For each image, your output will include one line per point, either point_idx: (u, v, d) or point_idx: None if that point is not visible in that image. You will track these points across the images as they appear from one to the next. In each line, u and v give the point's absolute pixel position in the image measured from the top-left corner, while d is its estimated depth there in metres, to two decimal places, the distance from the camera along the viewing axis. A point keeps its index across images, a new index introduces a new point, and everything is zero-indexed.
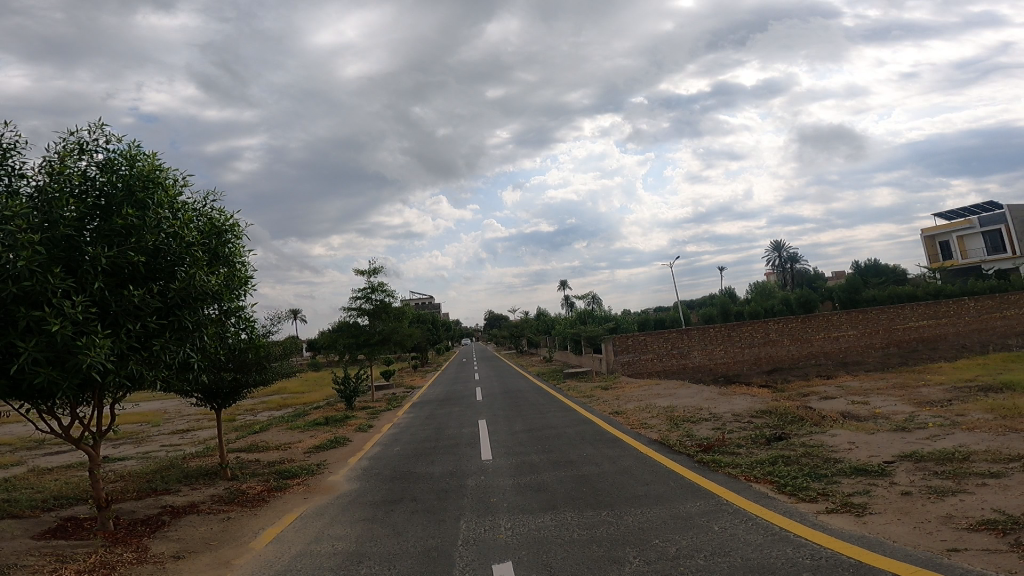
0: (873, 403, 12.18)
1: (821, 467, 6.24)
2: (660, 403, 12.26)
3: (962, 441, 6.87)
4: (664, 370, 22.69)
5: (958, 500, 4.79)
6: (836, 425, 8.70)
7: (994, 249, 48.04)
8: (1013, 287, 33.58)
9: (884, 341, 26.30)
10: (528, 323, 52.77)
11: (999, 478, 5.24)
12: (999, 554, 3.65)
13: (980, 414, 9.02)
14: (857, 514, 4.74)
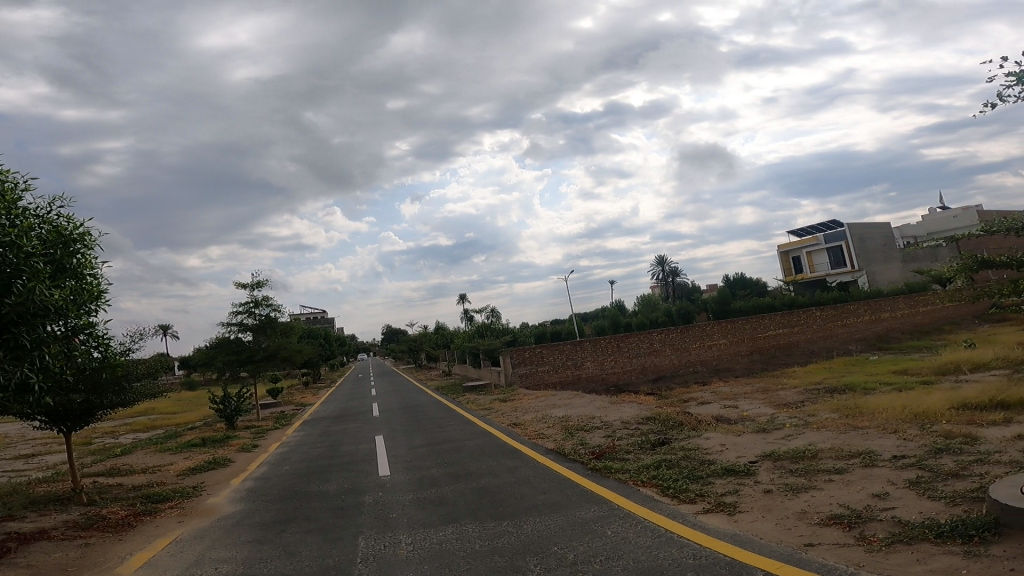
0: (741, 406, 13.46)
1: (698, 469, 6.79)
2: (556, 412, 12.72)
3: (812, 440, 7.80)
4: (559, 381, 23.36)
5: (810, 496, 5.44)
6: (709, 428, 9.50)
7: (836, 263, 54.79)
8: (851, 298, 38.56)
9: (750, 348, 29.10)
10: (427, 338, 52.21)
11: (841, 473, 6.02)
12: (846, 548, 4.19)
13: (827, 414, 10.29)
14: (729, 512, 5.24)
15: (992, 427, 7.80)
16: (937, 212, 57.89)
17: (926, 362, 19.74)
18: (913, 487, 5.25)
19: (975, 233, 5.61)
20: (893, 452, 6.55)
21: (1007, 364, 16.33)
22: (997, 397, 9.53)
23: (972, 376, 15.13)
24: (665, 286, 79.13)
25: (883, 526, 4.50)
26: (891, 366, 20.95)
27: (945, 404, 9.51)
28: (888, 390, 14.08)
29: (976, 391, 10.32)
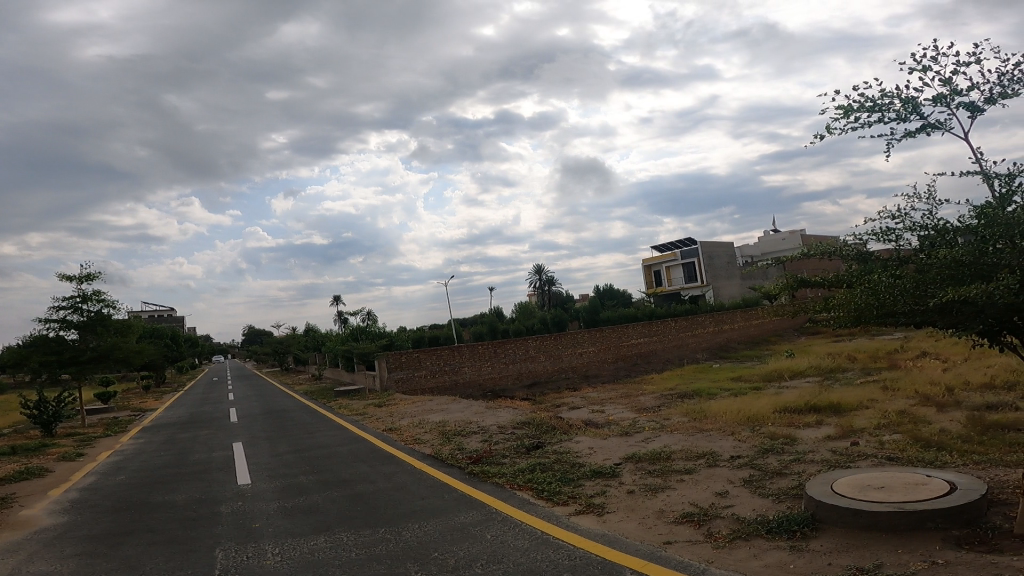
0: (608, 411, 14.39)
1: (569, 471, 7.18)
2: (433, 417, 12.68)
3: (667, 442, 8.58)
4: (436, 387, 23.23)
5: (666, 496, 6.00)
6: (579, 432, 10.06)
7: (690, 277, 60.38)
8: (700, 310, 42.77)
9: (615, 355, 31.09)
10: (295, 340, 49.27)
11: (692, 473, 6.70)
12: (698, 545, 4.69)
13: (679, 418, 11.37)
14: (598, 513, 5.61)
15: (807, 428, 9.14)
16: (771, 236, 65.94)
17: (758, 369, 22.44)
18: (747, 486, 6.00)
19: (798, 255, 6.53)
20: (732, 452, 7.42)
21: (818, 372, 19.14)
22: (811, 401, 11.17)
23: (792, 383, 17.52)
24: (540, 294, 81.97)
25: (725, 523, 5.09)
26: (732, 373, 23.52)
27: (772, 408, 10.94)
28: (728, 395, 15.84)
29: (796, 396, 12.01)
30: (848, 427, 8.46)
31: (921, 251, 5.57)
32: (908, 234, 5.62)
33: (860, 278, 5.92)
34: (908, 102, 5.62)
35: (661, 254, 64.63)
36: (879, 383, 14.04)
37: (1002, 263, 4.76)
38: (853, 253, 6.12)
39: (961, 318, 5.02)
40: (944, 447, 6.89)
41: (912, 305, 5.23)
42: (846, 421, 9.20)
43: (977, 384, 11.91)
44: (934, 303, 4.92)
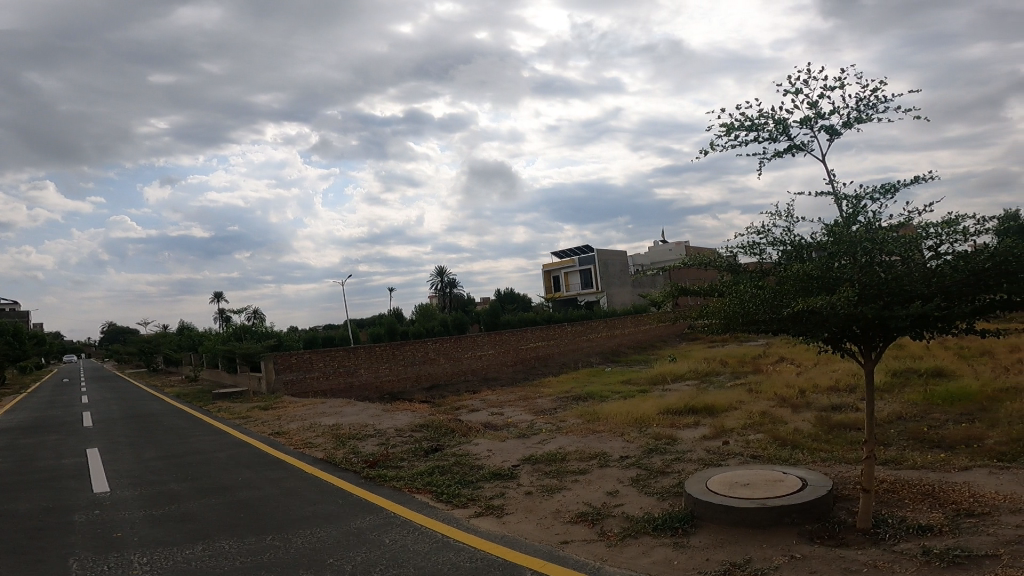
0: (506, 414, 14.60)
1: (468, 474, 7.22)
2: (325, 421, 12.19)
3: (562, 443, 8.88)
4: (329, 389, 22.32)
5: (562, 496, 6.22)
6: (478, 434, 10.14)
7: (586, 283, 62.74)
8: (595, 315, 44.60)
9: (514, 358, 31.59)
10: (168, 339, 45.09)
11: (585, 474, 6.99)
12: (593, 543, 4.91)
13: (574, 420, 11.80)
14: (497, 515, 5.70)
15: (686, 429, 9.86)
16: (661, 246, 70.13)
17: (644, 373, 23.82)
18: (635, 484, 6.39)
19: (681, 264, 7.02)
20: (621, 452, 7.86)
21: (696, 375, 20.71)
22: (689, 403, 12.06)
23: (675, 386, 18.78)
24: (441, 296, 81.32)
25: (616, 521, 5.38)
26: (621, 377, 24.77)
27: (656, 410, 11.68)
28: (619, 398, 16.62)
29: (677, 398, 12.90)
30: (721, 428, 9.24)
31: (782, 264, 6.18)
32: (771, 248, 6.21)
33: (729, 288, 6.48)
34: (779, 123, 6.18)
35: (560, 260, 66.58)
36: (747, 386, 15.44)
37: (844, 277, 5.44)
38: (725, 265, 6.68)
39: (810, 326, 5.66)
40: (798, 445, 7.74)
41: (770, 314, 5.83)
42: (720, 422, 10.04)
43: (826, 387, 13.46)
44: (787, 312, 5.53)
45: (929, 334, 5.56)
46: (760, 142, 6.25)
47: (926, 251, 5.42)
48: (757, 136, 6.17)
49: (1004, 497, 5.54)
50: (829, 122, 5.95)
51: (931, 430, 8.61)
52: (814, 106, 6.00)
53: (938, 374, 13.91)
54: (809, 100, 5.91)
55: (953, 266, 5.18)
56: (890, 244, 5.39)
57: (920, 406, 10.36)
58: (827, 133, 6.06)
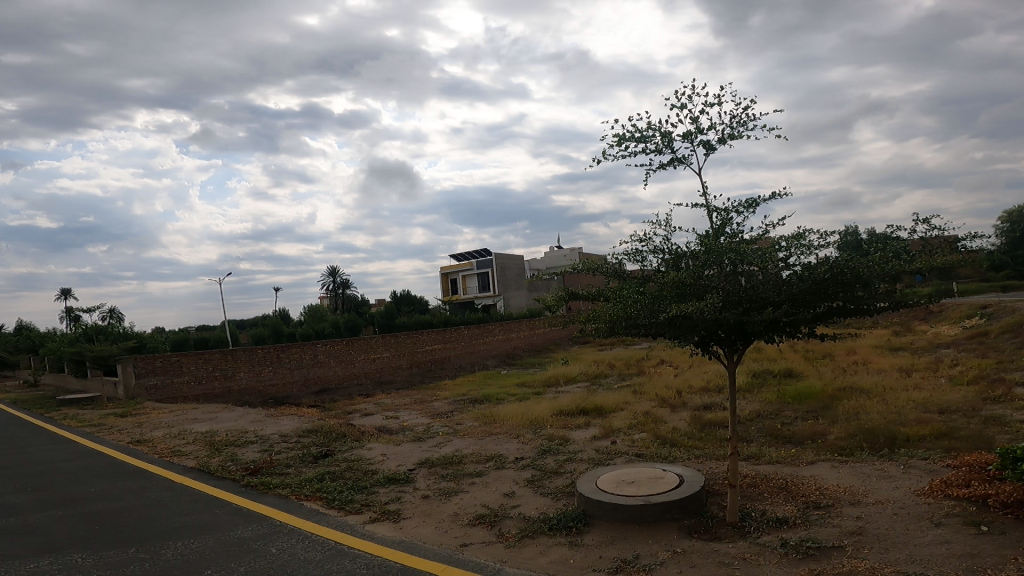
0: (402, 417, 14.22)
1: (362, 479, 6.92)
2: (198, 427, 11.15)
3: (458, 446, 8.80)
4: (203, 394, 20.55)
5: (460, 499, 6.14)
6: (371, 439, 9.77)
7: (483, 287, 63.09)
8: (491, 319, 44.94)
9: (409, 361, 30.94)
10: (5, 339, 39.19)
11: (482, 476, 6.96)
12: (492, 545, 4.88)
13: (471, 423, 11.74)
14: (394, 520, 5.51)
15: (578, 430, 10.15)
16: (556, 252, 72.31)
17: (537, 376, 24.35)
18: (531, 485, 6.45)
19: (574, 269, 7.24)
20: (516, 454, 7.93)
21: (586, 377, 21.49)
22: (579, 404, 12.47)
23: (566, 388, 19.35)
24: (333, 297, 77.92)
25: (514, 523, 5.39)
26: (514, 379, 25.15)
27: (550, 412, 11.93)
28: (513, 399, 16.81)
29: (568, 400, 13.28)
30: (609, 428, 9.62)
31: (661, 271, 6.57)
32: (652, 256, 6.58)
33: (615, 294, 6.78)
34: (664, 136, 6.58)
35: (458, 263, 66.47)
36: (631, 388, 16.26)
37: (712, 284, 5.91)
38: (612, 270, 6.98)
39: (683, 329, 6.09)
40: (677, 443, 8.26)
41: (648, 317, 6.18)
42: (608, 422, 10.46)
43: (699, 388, 14.54)
44: (664, 316, 5.90)
45: (780, 337, 6.19)
46: (648, 153, 6.62)
47: (779, 263, 6.02)
48: (645, 147, 6.53)
49: (843, 490, 6.27)
50: (707, 136, 6.42)
51: (786, 426, 9.57)
52: (695, 121, 6.45)
53: (789, 375, 15.54)
54: (691, 116, 6.35)
55: (800, 276, 5.82)
56: (750, 255, 5.92)
57: (775, 405, 11.49)
58: (706, 148, 6.54)
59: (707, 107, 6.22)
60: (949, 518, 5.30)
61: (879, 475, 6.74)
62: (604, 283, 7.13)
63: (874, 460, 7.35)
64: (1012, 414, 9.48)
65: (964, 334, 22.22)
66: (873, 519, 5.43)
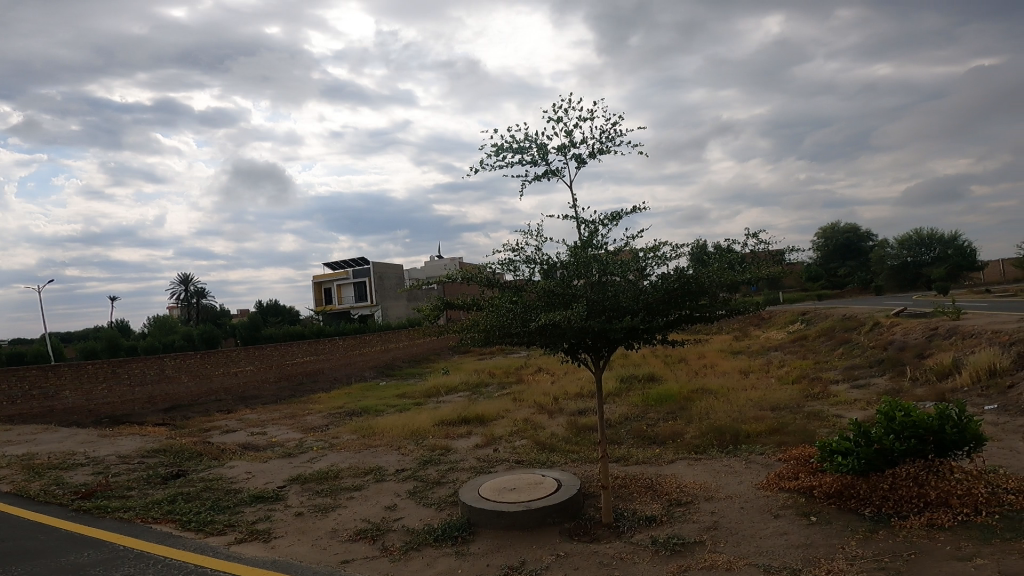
0: (269, 433, 13.10)
1: (223, 499, 6.25)
2: (10, 452, 9.40)
3: (333, 460, 8.31)
4: (15, 417, 17.61)
5: (338, 514, 5.77)
6: (233, 457, 8.90)
7: (359, 297, 60.77)
8: (368, 329, 43.26)
9: (277, 375, 28.75)
10: None
11: (360, 490, 6.60)
12: (376, 559, 4.62)
13: (347, 436, 11.12)
14: (264, 539, 5.02)
15: (459, 439, 10.00)
16: (436, 261, 71.66)
17: (416, 386, 23.80)
18: (413, 497, 6.22)
19: (451, 278, 7.19)
20: (396, 466, 7.63)
21: (467, 387, 21.39)
22: (461, 413, 12.33)
23: (447, 398, 19.10)
24: (186, 307, 70.44)
25: (398, 535, 5.14)
26: (394, 390, 24.31)
27: (431, 422, 11.66)
28: (392, 411, 16.24)
29: (449, 410, 13.09)
30: (491, 435, 9.60)
31: (534, 280, 6.73)
32: (524, 266, 6.76)
33: (488, 304, 6.86)
34: (540, 148, 6.84)
35: (332, 272, 63.44)
36: (512, 395, 16.45)
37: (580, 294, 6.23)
38: (485, 280, 7.04)
39: (553, 337, 6.32)
40: (555, 448, 8.45)
41: (521, 327, 6.35)
42: (489, 430, 10.43)
43: (573, 393, 15.08)
44: (534, 325, 6.09)
45: (639, 343, 6.67)
46: (524, 164, 6.84)
47: (638, 274, 6.50)
48: (522, 158, 6.74)
49: (700, 486, 6.78)
50: (579, 150, 6.78)
51: (650, 428, 10.22)
52: (569, 135, 6.78)
53: (651, 380, 16.67)
54: (564, 129, 6.68)
55: (655, 287, 6.37)
56: (612, 266, 6.32)
57: (640, 408, 12.23)
58: (577, 162, 6.90)
59: (580, 122, 6.57)
60: (786, 510, 5.94)
61: (725, 470, 7.42)
62: (480, 292, 7.19)
63: (722, 456, 8.06)
64: (826, 409, 10.96)
65: (789, 338, 25.42)
66: (725, 513, 5.92)
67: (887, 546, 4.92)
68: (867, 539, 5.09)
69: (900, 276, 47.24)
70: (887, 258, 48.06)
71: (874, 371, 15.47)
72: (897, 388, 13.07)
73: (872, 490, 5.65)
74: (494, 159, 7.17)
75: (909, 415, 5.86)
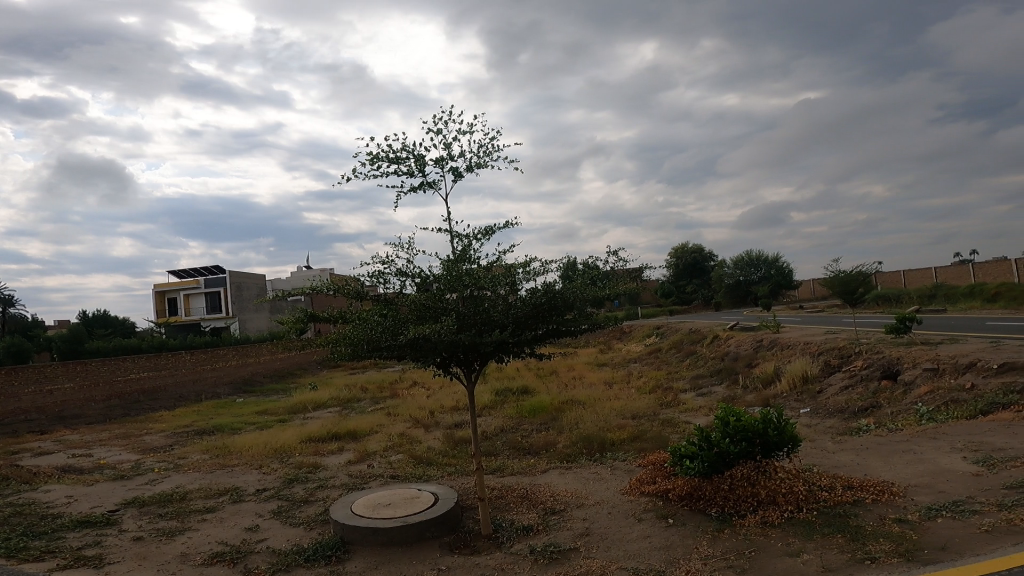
0: (97, 455, 11.27)
1: (39, 524, 5.81)
2: None
3: (178, 482, 7.71)
4: None
5: (187, 537, 5.43)
6: (50, 480, 7.88)
7: (211, 309, 55.17)
8: (220, 343, 39.17)
9: (105, 394, 24.18)
10: None
11: (213, 511, 6.24)
12: None
13: (198, 455, 9.94)
14: (95, 565, 4.76)
15: (329, 455, 9.32)
16: (301, 271, 67.37)
17: (278, 403, 21.95)
18: (278, 516, 5.90)
19: (315, 289, 6.71)
20: (256, 486, 7.18)
21: (337, 403, 20.10)
22: (330, 429, 11.54)
23: (315, 414, 17.86)
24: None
25: (262, 557, 4.85)
26: (252, 407, 22.23)
27: (296, 439, 10.80)
28: (251, 428, 14.80)
29: (317, 426, 12.23)
30: (364, 451, 9.06)
31: (406, 293, 6.56)
32: (395, 278, 6.56)
33: (357, 318, 6.55)
34: (418, 159, 6.78)
35: (178, 281, 57.09)
36: (385, 410, 15.78)
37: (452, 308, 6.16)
38: (352, 292, 6.72)
39: (424, 351, 6.17)
40: (432, 462, 8.20)
41: (390, 340, 6.14)
42: (362, 446, 9.83)
43: (448, 407, 14.84)
44: (404, 338, 5.91)
45: (509, 356, 6.73)
46: (400, 174, 6.74)
47: (509, 288, 6.56)
48: (398, 168, 6.63)
49: (571, 494, 6.95)
50: (456, 163, 6.82)
51: (525, 439, 10.32)
52: (446, 148, 6.80)
53: (524, 392, 16.95)
54: (442, 142, 6.69)
55: (524, 301, 6.47)
56: (483, 280, 6.34)
57: (515, 419, 12.35)
58: (454, 175, 6.93)
59: (457, 135, 6.62)
60: (648, 513, 6.25)
61: (592, 477, 7.67)
62: (349, 304, 6.86)
63: (590, 464, 8.36)
64: (679, 415, 11.88)
65: (645, 350, 27.37)
66: (596, 520, 6.08)
67: (733, 545, 5.34)
68: (716, 539, 5.49)
69: (734, 293, 53.44)
70: (724, 276, 54.05)
71: (715, 379, 17.12)
72: (734, 394, 14.57)
73: (716, 491, 6.15)
74: (369, 167, 6.98)
75: (740, 420, 6.35)
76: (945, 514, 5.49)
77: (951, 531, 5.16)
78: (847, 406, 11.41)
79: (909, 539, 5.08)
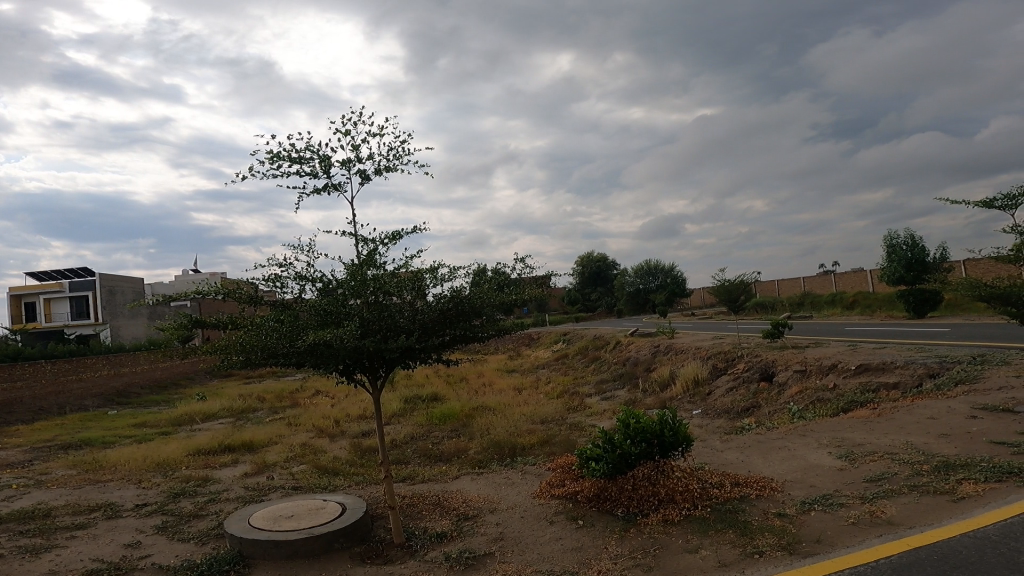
0: None
1: None
2: None
3: (40, 498, 6.89)
4: None
5: (56, 555, 4.91)
6: None
7: (78, 314, 49.46)
8: (90, 352, 35.07)
9: None
10: None
11: (85, 528, 5.65)
12: None
13: (63, 471, 8.86)
14: None
15: (223, 468, 8.65)
16: (187, 275, 62.25)
17: (160, 415, 20.02)
18: (163, 532, 5.42)
19: (200, 293, 6.14)
20: (136, 501, 6.55)
21: (229, 413, 18.69)
22: (222, 441, 10.71)
23: (203, 426, 16.51)
24: None
25: None
26: (129, 419, 20.12)
27: (183, 451, 9.94)
28: (128, 442, 13.41)
29: (208, 437, 11.31)
30: (263, 462, 8.49)
31: (306, 298, 6.24)
32: (294, 282, 6.23)
33: (251, 324, 6.14)
34: (323, 160, 6.51)
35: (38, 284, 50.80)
36: (284, 420, 14.91)
37: (355, 313, 5.92)
38: (245, 296, 6.29)
39: (325, 358, 5.89)
40: (339, 472, 7.83)
41: (287, 346, 5.80)
42: (261, 457, 9.21)
43: (354, 415, 14.28)
44: (303, 344, 5.60)
45: (415, 363, 6.58)
46: (303, 175, 6.43)
47: (415, 294, 6.42)
48: (300, 168, 6.32)
49: (482, 499, 6.92)
50: (364, 166, 6.62)
51: (435, 446, 10.15)
52: (354, 150, 6.59)
53: (433, 399, 16.67)
54: (350, 143, 6.48)
55: (430, 307, 6.37)
56: (389, 285, 6.16)
57: (424, 427, 12.10)
58: (362, 178, 6.72)
59: (367, 137, 6.43)
60: (560, 516, 6.35)
61: (503, 482, 7.68)
62: (241, 309, 6.43)
63: (501, 469, 8.37)
64: (585, 419, 12.22)
65: (553, 356, 27.90)
66: (509, 524, 6.09)
67: (639, 543, 5.54)
68: (623, 538, 5.67)
69: (633, 301, 56.00)
70: (625, 284, 56.55)
71: (617, 383, 17.82)
72: (634, 398, 15.24)
73: (620, 492, 6.36)
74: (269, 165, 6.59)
75: (639, 421, 6.64)
76: (818, 507, 6.02)
77: (824, 523, 5.67)
78: (733, 407, 12.31)
79: (790, 533, 5.51)
